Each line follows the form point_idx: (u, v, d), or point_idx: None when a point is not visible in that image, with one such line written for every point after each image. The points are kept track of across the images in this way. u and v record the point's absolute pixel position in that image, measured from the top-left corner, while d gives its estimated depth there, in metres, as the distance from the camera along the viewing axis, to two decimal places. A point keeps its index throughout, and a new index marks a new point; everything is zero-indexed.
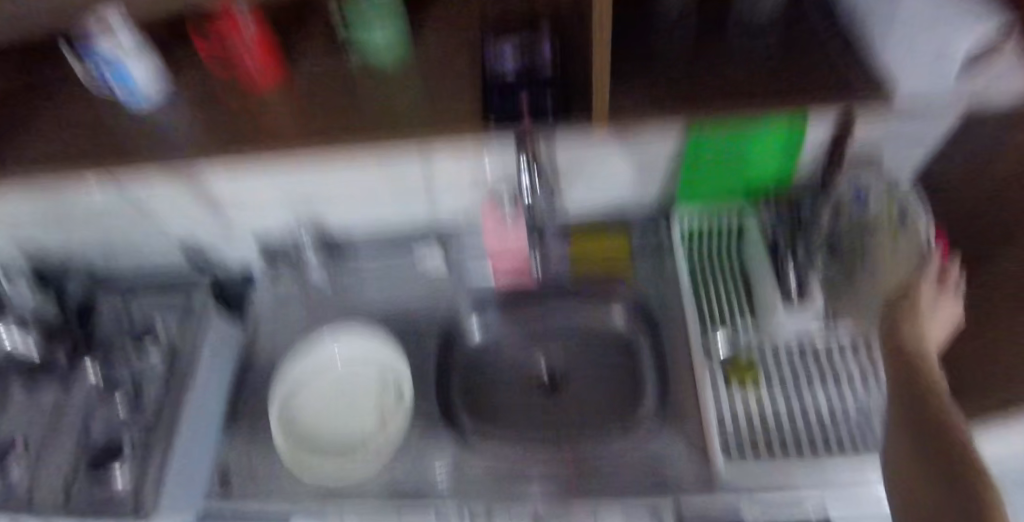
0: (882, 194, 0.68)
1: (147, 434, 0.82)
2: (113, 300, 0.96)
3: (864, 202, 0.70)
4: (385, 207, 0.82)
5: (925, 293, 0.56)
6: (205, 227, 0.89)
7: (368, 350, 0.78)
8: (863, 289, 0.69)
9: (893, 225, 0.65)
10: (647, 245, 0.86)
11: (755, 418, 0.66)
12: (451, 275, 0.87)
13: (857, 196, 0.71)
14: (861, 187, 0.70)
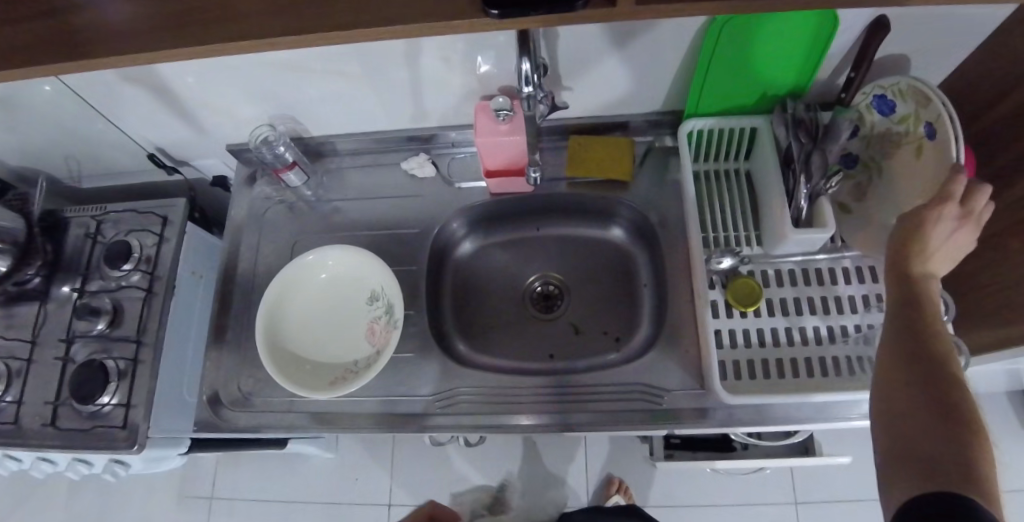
0: (907, 105, 0.63)
1: (134, 356, 0.81)
2: (83, 218, 0.90)
3: (890, 107, 0.65)
4: (362, 103, 0.72)
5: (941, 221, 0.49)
6: (167, 130, 0.80)
7: (347, 264, 0.73)
8: (878, 211, 0.68)
9: (918, 142, 0.62)
10: (650, 153, 0.78)
11: (753, 343, 0.69)
12: (437, 178, 0.79)
13: (879, 107, 0.66)
14: (884, 96, 0.65)
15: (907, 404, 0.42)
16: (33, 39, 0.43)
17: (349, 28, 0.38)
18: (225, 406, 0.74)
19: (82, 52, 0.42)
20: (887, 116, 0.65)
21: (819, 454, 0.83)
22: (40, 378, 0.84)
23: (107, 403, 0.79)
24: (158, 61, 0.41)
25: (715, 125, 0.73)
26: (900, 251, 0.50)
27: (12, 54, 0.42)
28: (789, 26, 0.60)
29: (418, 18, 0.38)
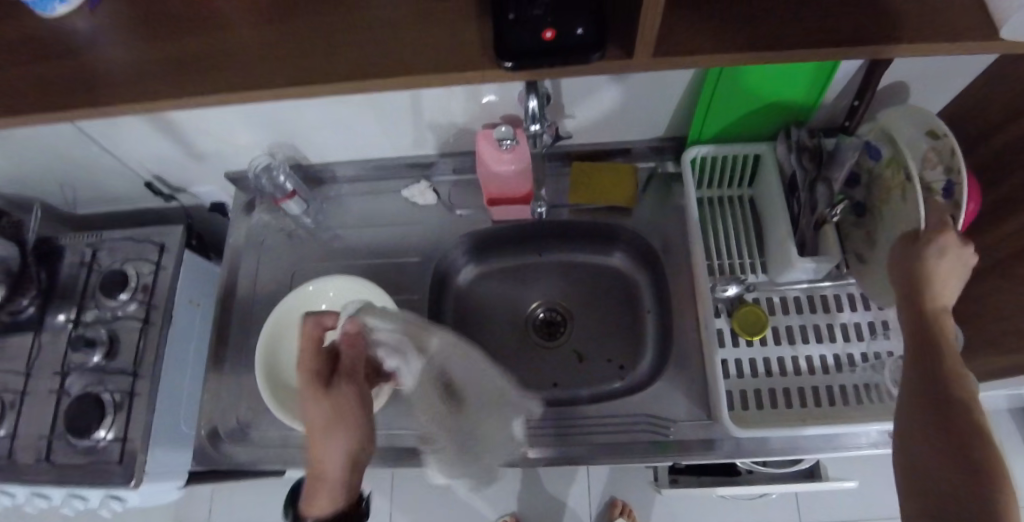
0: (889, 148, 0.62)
1: (130, 388, 0.80)
2: (79, 245, 0.89)
3: (877, 153, 0.64)
4: (362, 131, 0.71)
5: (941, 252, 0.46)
6: (164, 159, 0.79)
7: (347, 297, 0.72)
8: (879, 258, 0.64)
9: (901, 187, 0.60)
10: (652, 180, 0.78)
11: (760, 372, 0.68)
12: (439, 205, 0.78)
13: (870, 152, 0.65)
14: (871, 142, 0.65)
15: (920, 463, 0.40)
16: (33, 83, 0.42)
17: (361, 76, 0.38)
18: (225, 440, 0.73)
19: (82, 99, 0.41)
20: (877, 162, 0.65)
21: (826, 480, 0.82)
22: (35, 411, 0.83)
23: (104, 437, 0.78)
24: (162, 110, 0.40)
25: (719, 153, 0.73)
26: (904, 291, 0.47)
27: (16, 99, 0.41)
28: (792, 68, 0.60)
29: (437, 66, 0.38)
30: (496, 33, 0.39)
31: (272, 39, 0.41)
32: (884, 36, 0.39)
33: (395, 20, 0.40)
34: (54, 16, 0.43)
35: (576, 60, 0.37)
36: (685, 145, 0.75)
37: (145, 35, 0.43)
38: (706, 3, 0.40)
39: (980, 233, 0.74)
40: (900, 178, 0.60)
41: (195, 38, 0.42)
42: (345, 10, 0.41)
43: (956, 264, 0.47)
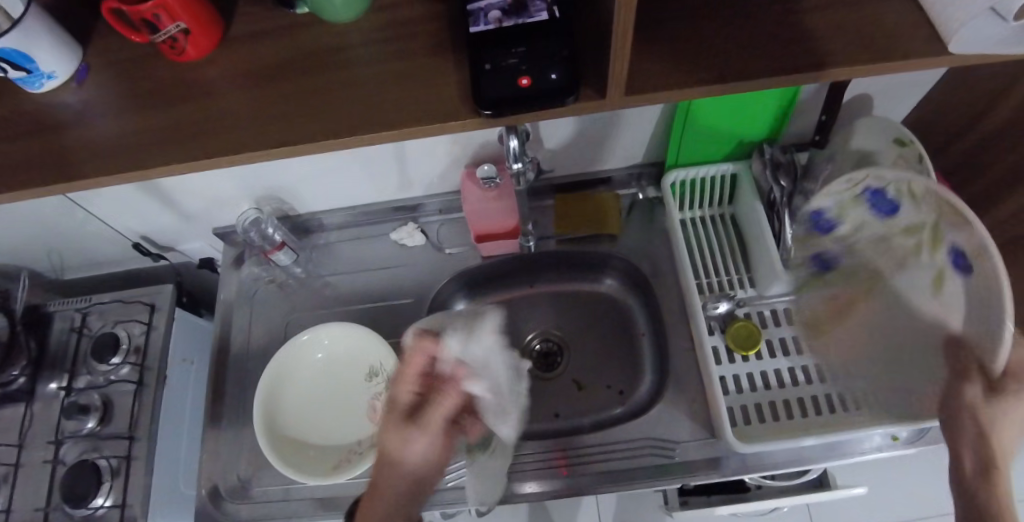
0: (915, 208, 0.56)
1: (127, 453, 0.78)
2: (68, 311, 0.88)
3: (891, 208, 0.59)
4: (349, 179, 0.72)
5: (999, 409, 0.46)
6: (152, 219, 0.79)
7: (344, 343, 0.72)
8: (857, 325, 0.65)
9: (927, 253, 0.56)
10: (636, 205, 0.80)
11: (759, 386, 0.69)
12: (428, 246, 0.78)
13: (878, 207, 0.60)
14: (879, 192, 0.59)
15: None
16: (21, 160, 0.43)
17: (347, 132, 0.39)
18: (227, 499, 0.71)
19: (70, 172, 0.41)
20: (888, 218, 0.60)
21: (834, 489, 0.82)
22: (29, 484, 0.81)
23: (102, 505, 0.76)
24: (150, 177, 0.41)
25: (697, 174, 0.75)
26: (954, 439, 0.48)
27: (10, 175, 0.42)
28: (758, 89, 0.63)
29: (425, 118, 0.39)
30: (474, 80, 0.40)
31: (256, 100, 0.42)
32: (844, 56, 0.40)
33: (376, 75, 0.42)
34: (39, 91, 0.44)
35: (552, 102, 0.39)
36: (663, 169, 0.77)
37: (131, 105, 0.44)
38: (673, 40, 0.42)
39: None
40: (931, 250, 0.55)
41: (185, 105, 0.43)
42: (327, 67, 0.43)
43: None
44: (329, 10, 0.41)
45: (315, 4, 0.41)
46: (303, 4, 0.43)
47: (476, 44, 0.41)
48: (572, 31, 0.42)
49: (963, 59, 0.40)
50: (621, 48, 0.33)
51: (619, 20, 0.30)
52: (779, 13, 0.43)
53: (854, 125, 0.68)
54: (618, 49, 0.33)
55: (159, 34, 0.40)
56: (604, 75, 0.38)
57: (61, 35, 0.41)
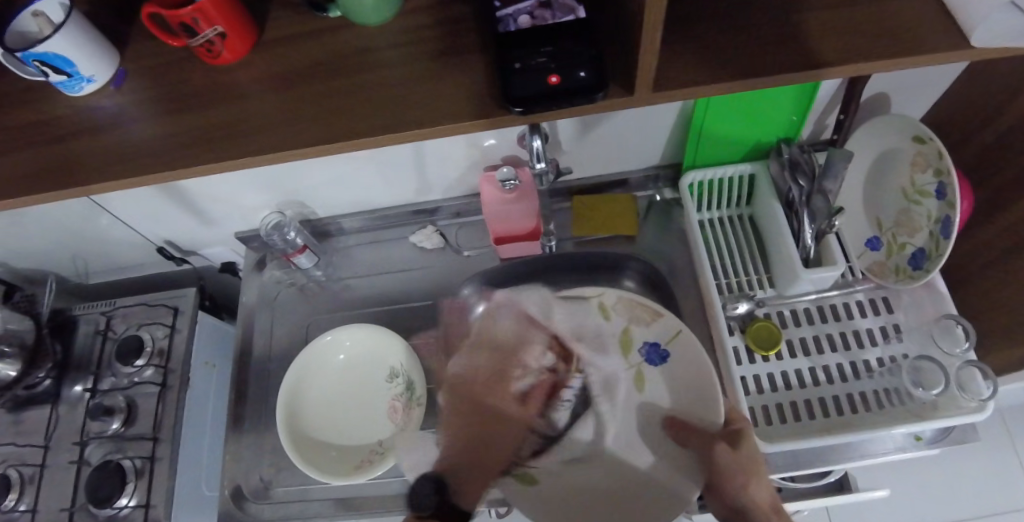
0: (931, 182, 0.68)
1: (150, 453, 0.79)
2: (93, 314, 0.90)
3: (941, 192, 0.67)
4: (369, 183, 0.73)
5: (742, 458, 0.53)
6: (175, 224, 0.81)
7: (365, 344, 0.73)
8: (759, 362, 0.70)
9: (929, 215, 0.69)
10: (652, 207, 0.80)
11: (780, 386, 0.69)
12: (446, 249, 0.79)
13: (934, 190, 0.68)
14: (939, 181, 0.67)
15: None
16: (59, 161, 0.44)
17: (377, 131, 0.40)
18: (249, 499, 0.72)
19: (107, 173, 0.43)
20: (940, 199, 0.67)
21: (856, 491, 0.81)
22: (55, 484, 0.82)
23: (125, 505, 0.77)
24: (186, 176, 0.42)
25: (714, 175, 0.75)
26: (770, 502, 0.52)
27: (49, 177, 0.43)
28: (774, 91, 0.63)
29: (453, 117, 0.40)
30: (502, 80, 0.40)
31: (286, 102, 0.43)
32: (868, 51, 0.41)
33: (404, 76, 0.43)
34: (77, 95, 0.45)
35: (581, 100, 0.39)
36: (680, 171, 0.78)
37: (164, 107, 0.45)
38: (696, 39, 0.43)
39: (978, 231, 0.75)
40: (932, 219, 0.69)
41: (216, 109, 0.44)
42: (356, 70, 0.44)
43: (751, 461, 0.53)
44: (361, 14, 0.43)
45: (348, 8, 0.42)
46: (336, 8, 0.45)
47: (505, 45, 0.41)
48: (597, 31, 0.43)
49: (987, 53, 0.40)
50: (649, 49, 0.34)
51: (648, 17, 0.31)
52: (802, 10, 0.44)
53: (874, 123, 0.74)
54: (646, 50, 0.34)
55: (197, 38, 0.41)
56: (632, 72, 0.38)
57: (100, 40, 0.43)
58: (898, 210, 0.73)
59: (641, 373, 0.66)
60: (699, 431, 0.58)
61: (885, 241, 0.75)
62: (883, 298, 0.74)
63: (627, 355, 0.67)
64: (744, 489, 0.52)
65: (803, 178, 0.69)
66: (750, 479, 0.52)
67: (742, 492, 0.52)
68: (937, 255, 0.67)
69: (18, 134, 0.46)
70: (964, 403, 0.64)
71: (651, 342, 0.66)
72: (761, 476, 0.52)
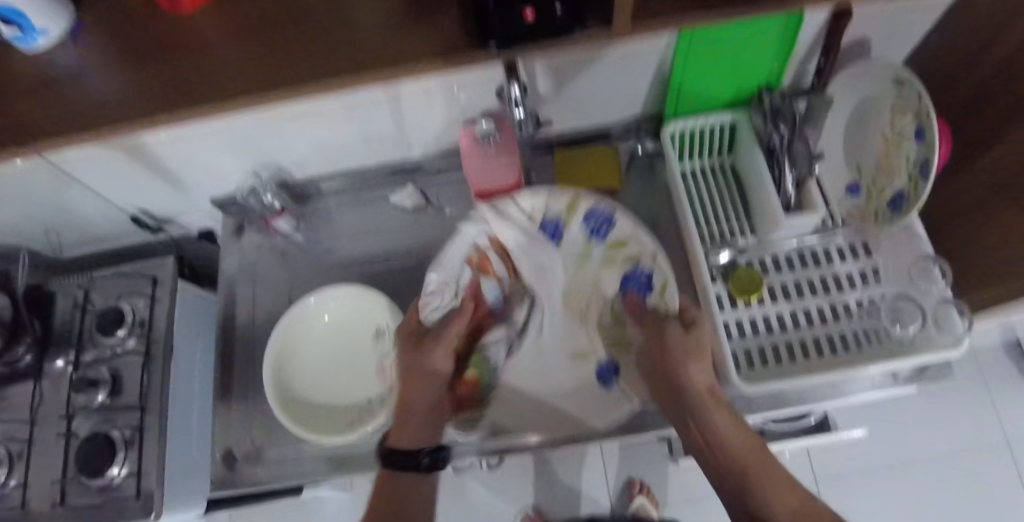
0: (910, 120, 0.69)
1: (140, 423, 0.79)
2: (70, 287, 0.88)
3: (919, 136, 0.67)
4: (347, 144, 0.71)
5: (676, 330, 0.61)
6: (148, 192, 0.78)
7: (350, 305, 0.72)
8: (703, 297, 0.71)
9: (907, 158, 0.70)
10: (634, 160, 0.79)
11: (761, 330, 0.71)
12: (429, 209, 0.77)
13: (914, 134, 0.68)
14: (919, 126, 0.67)
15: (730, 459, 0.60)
16: (16, 121, 0.42)
17: (348, 78, 0.39)
18: (241, 462, 0.73)
19: (67, 131, 0.41)
20: (918, 144, 0.68)
21: (832, 431, 0.84)
22: (45, 458, 0.83)
23: (118, 474, 0.78)
24: (148, 132, 0.41)
25: (697, 125, 0.74)
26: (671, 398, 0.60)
27: (5, 139, 0.41)
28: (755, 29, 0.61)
29: (430, 61, 0.39)
30: (479, 20, 0.39)
31: (253, 51, 0.41)
32: None
33: (377, 19, 0.41)
34: (32, 50, 0.43)
35: (566, 40, 0.39)
36: (662, 121, 0.77)
37: (125, 60, 0.43)
38: None
39: (959, 176, 0.76)
40: (909, 165, 0.69)
41: (189, 68, 0.43)
42: (326, 15, 0.42)
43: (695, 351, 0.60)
44: None
45: None
46: None
47: None
48: None
49: None
50: None
51: None
52: None
53: (855, 67, 0.73)
54: None
55: None
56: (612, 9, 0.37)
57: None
58: (879, 156, 0.74)
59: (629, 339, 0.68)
60: (653, 319, 0.64)
61: (865, 186, 0.76)
62: (862, 243, 0.76)
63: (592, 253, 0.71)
64: (691, 366, 0.59)
65: (784, 126, 0.69)
66: (698, 361, 0.59)
67: (694, 393, 0.59)
68: (915, 198, 0.68)
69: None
70: (941, 340, 0.66)
71: (626, 273, 0.69)
72: (705, 359, 0.60)
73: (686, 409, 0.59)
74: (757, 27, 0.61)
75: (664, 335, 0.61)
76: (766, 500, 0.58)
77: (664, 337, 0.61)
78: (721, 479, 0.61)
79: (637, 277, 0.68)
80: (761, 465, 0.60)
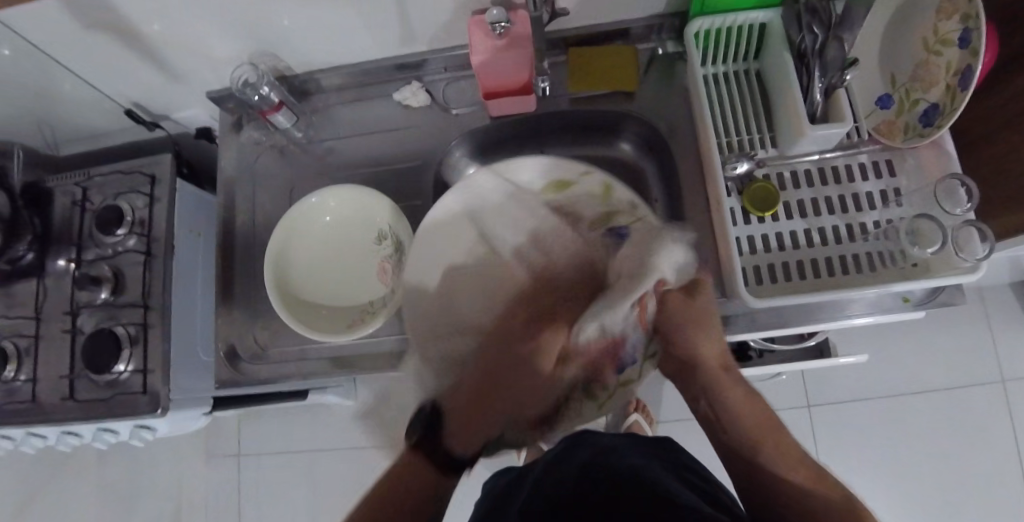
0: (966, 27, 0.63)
1: (143, 320, 0.80)
2: (68, 185, 0.86)
3: (966, 40, 0.63)
4: (346, 32, 0.67)
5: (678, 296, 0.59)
6: (145, 83, 0.75)
7: (350, 206, 0.70)
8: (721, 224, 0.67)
9: (949, 66, 0.65)
10: (653, 63, 0.75)
11: (773, 247, 0.68)
12: (434, 107, 0.74)
13: (959, 41, 0.64)
14: (967, 29, 0.63)
15: (731, 433, 0.58)
16: None
17: None
18: (244, 359, 0.73)
19: None
20: (964, 50, 0.63)
21: (834, 357, 0.83)
22: (52, 353, 0.84)
23: (124, 370, 0.78)
24: None
25: (722, 22, 0.68)
26: (682, 363, 0.62)
27: None
28: None
29: None
30: None
31: None
32: None
33: None
34: None
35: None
36: (686, 20, 0.71)
37: None
38: None
39: (1001, 89, 0.71)
40: (952, 74, 0.65)
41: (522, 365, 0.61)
42: None
43: (705, 318, 0.59)
44: None
45: None
46: None
47: None
48: None
49: None
50: None
51: None
52: None
53: None
54: None
55: None
56: None
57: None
58: (916, 62, 0.69)
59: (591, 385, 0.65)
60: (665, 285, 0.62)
61: (897, 98, 0.72)
62: (886, 161, 0.70)
63: (635, 189, 0.68)
64: (701, 337, 0.59)
65: (818, 25, 0.62)
66: (704, 332, 0.59)
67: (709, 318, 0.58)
68: (950, 109, 0.65)
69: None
70: (958, 263, 0.61)
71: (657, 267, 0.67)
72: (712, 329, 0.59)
73: (700, 383, 0.60)
74: None
75: (659, 305, 0.59)
76: (781, 479, 0.54)
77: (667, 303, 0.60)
78: (722, 450, 0.60)
79: None
80: (777, 437, 0.58)
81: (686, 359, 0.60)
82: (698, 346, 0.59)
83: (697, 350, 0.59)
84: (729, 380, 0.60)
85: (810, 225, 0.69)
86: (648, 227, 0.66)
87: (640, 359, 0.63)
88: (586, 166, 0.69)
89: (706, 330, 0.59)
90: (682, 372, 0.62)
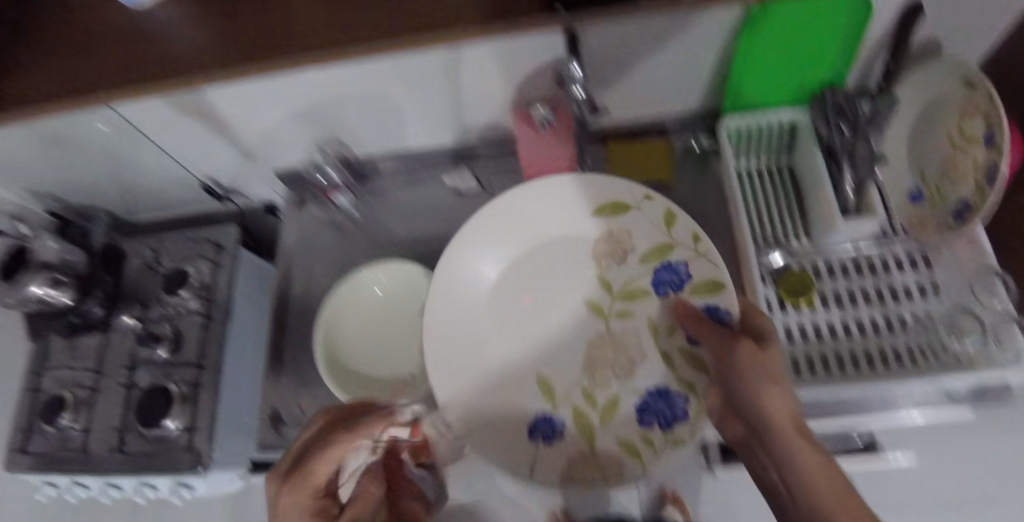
0: (993, 128, 0.62)
1: (195, 379, 0.84)
2: (141, 249, 0.94)
3: (990, 137, 0.63)
4: (404, 121, 0.74)
5: (749, 347, 0.55)
6: (220, 162, 0.84)
7: (401, 281, 0.75)
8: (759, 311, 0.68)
9: (976, 161, 0.65)
10: (690, 157, 0.80)
11: (812, 337, 0.68)
12: (482, 192, 0.80)
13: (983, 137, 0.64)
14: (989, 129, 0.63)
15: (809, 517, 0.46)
16: (128, 61, 0.53)
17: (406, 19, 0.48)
18: (286, 423, 0.76)
19: (181, 62, 0.51)
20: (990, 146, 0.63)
21: None
22: (106, 405, 0.88)
23: (172, 427, 0.82)
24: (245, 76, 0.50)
25: (754, 121, 0.73)
26: (753, 430, 0.53)
27: (129, 68, 0.52)
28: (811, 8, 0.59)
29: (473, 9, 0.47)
30: None
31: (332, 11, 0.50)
32: None
33: None
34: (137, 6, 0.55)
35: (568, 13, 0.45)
36: (719, 118, 0.76)
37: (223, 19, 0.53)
38: None
39: None
40: (976, 171, 0.65)
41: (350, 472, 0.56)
42: None
43: (771, 375, 0.53)
44: None
45: None
46: None
47: None
48: None
49: None
50: None
51: None
52: None
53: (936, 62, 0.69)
54: None
55: None
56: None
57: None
58: (943, 157, 0.70)
59: (630, 442, 0.65)
60: (716, 328, 0.60)
61: (928, 193, 0.72)
62: (923, 255, 0.72)
63: (670, 226, 0.69)
64: (763, 388, 0.52)
65: (846, 125, 0.67)
66: (773, 387, 0.52)
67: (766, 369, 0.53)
68: (980, 208, 0.64)
69: (54, 30, 0.56)
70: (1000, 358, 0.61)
71: (708, 304, 0.64)
72: (783, 388, 0.52)
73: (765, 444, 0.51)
74: (798, 13, 0.60)
75: (732, 351, 0.56)
76: None
77: (733, 354, 0.56)
78: None
79: (667, 277, 0.68)
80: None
81: (750, 418, 0.53)
82: (756, 397, 0.52)
83: (762, 404, 0.52)
84: (806, 447, 0.49)
85: (849, 315, 0.69)
86: (687, 270, 0.67)
87: (694, 414, 0.63)
88: (620, 204, 0.70)
89: (768, 386, 0.52)
90: (748, 437, 0.55)
